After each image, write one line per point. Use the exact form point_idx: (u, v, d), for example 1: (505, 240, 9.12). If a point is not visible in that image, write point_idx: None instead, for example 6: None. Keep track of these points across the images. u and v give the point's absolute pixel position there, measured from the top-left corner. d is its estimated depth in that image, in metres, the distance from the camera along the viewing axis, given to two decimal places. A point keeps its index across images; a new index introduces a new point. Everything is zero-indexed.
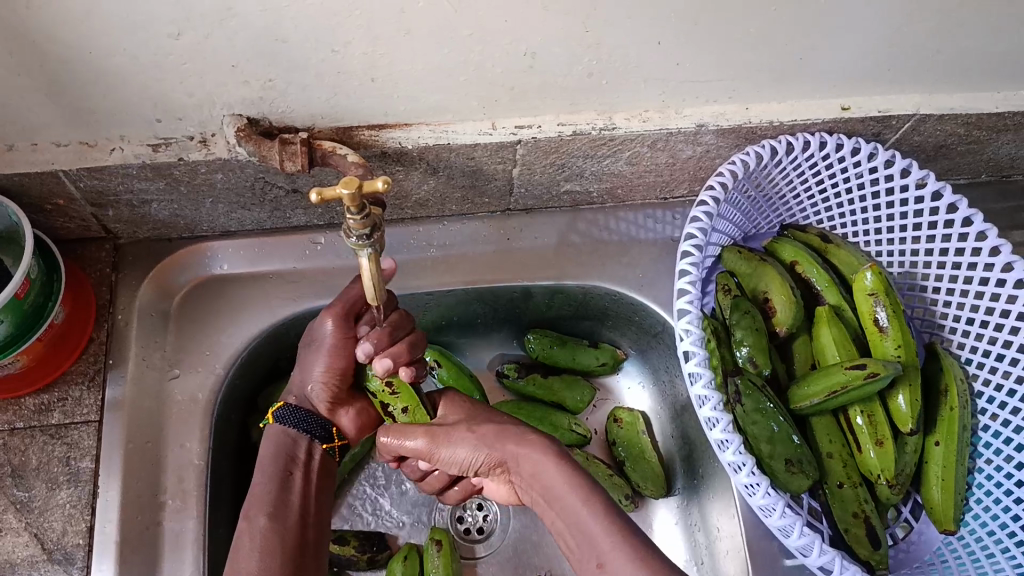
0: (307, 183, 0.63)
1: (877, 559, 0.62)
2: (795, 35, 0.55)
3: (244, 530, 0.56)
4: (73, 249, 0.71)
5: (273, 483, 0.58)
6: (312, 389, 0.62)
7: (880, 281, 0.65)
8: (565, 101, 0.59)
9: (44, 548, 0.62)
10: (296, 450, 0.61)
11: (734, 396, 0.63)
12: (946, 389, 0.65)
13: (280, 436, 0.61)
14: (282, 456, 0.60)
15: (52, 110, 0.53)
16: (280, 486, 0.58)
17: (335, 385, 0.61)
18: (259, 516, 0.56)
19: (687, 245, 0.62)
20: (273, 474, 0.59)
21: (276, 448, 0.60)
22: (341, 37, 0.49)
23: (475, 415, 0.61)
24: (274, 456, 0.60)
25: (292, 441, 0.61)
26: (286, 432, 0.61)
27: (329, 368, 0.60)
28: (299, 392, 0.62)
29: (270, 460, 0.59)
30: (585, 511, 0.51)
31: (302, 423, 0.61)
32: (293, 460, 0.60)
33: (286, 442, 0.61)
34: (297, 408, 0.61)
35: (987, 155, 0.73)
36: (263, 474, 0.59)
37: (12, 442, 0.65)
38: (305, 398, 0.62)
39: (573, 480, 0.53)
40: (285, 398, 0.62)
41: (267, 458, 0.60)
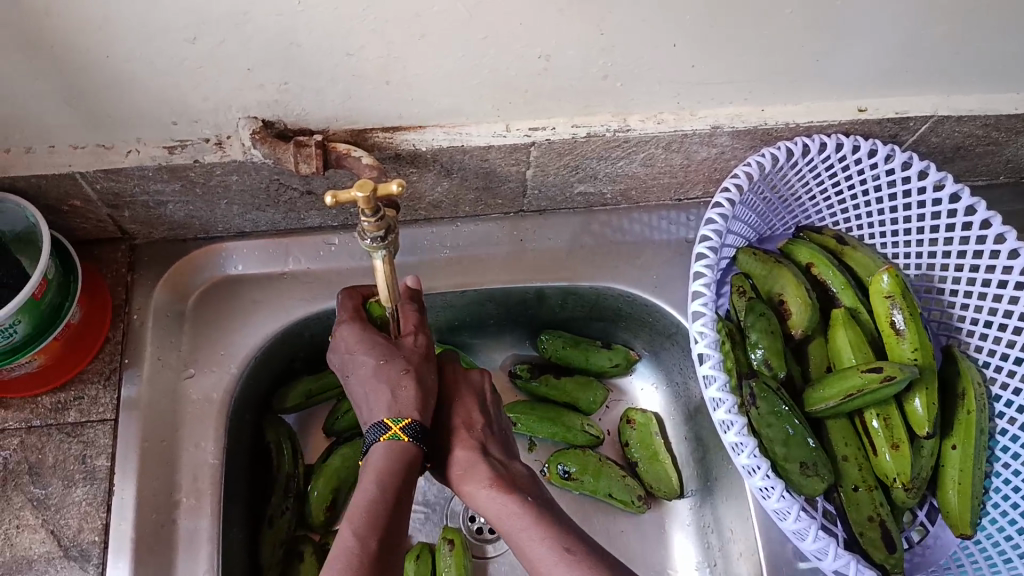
0: (321, 185, 0.63)
1: (892, 562, 0.62)
2: (811, 37, 0.54)
3: (349, 544, 0.49)
4: (89, 249, 0.72)
5: (387, 502, 0.52)
6: (430, 398, 0.57)
7: (897, 283, 0.64)
8: (580, 103, 0.59)
9: (60, 546, 0.63)
10: (418, 463, 0.55)
11: (749, 399, 0.63)
12: (963, 393, 0.64)
13: (405, 450, 0.54)
14: (398, 473, 0.53)
15: (69, 112, 0.53)
16: (392, 510, 0.52)
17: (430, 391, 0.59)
18: (368, 537, 0.50)
19: (702, 247, 0.62)
20: (389, 496, 0.52)
21: (393, 465, 0.53)
22: (356, 41, 0.49)
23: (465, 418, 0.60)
24: (390, 471, 0.53)
25: (410, 459, 0.54)
26: (419, 449, 0.55)
27: (431, 375, 0.58)
28: (421, 405, 0.56)
29: (389, 479, 0.52)
30: (527, 537, 0.53)
31: (424, 438, 0.56)
32: (408, 482, 0.53)
33: (403, 459, 0.54)
34: (421, 420, 0.56)
35: (1005, 156, 0.73)
36: (375, 489, 0.52)
37: (29, 440, 0.66)
38: (424, 407, 0.57)
39: (514, 508, 0.54)
40: (407, 412, 0.55)
41: (386, 474, 0.53)
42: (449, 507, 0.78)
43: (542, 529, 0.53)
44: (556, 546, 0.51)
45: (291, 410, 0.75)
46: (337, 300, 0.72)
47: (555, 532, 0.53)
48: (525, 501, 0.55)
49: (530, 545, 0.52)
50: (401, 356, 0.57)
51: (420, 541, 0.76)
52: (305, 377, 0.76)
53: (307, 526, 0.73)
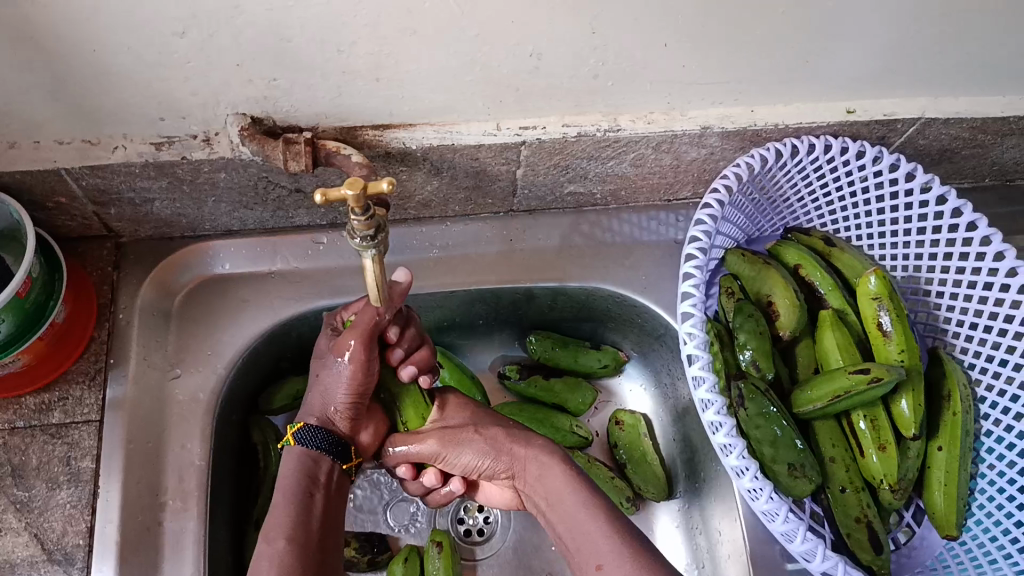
0: (311, 183, 0.63)
1: (878, 564, 0.62)
2: (801, 38, 0.54)
3: (263, 555, 0.50)
4: (74, 247, 0.71)
5: (296, 503, 0.53)
6: (337, 412, 0.57)
7: (884, 285, 0.65)
8: (571, 103, 0.59)
9: (43, 549, 0.62)
10: (318, 471, 0.56)
11: (737, 400, 0.63)
12: (949, 394, 0.64)
13: (301, 456, 0.55)
14: (304, 474, 0.55)
15: (55, 108, 0.53)
16: (302, 508, 0.53)
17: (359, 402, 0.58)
18: (278, 539, 0.51)
19: (691, 248, 0.62)
20: (295, 496, 0.53)
21: (296, 469, 0.55)
22: (347, 37, 0.49)
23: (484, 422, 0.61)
24: (295, 475, 0.54)
25: (312, 463, 0.55)
26: (306, 454, 0.55)
27: (353, 387, 0.56)
28: (325, 413, 0.57)
29: (291, 481, 0.54)
30: (583, 517, 0.53)
31: (331, 447, 0.56)
32: (316, 481, 0.55)
33: (307, 464, 0.55)
34: (321, 427, 0.56)
35: (990, 159, 0.73)
36: (283, 494, 0.53)
37: (12, 441, 0.65)
38: (330, 418, 0.57)
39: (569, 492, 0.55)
40: (305, 417, 0.57)
41: (287, 477, 0.54)
42: (437, 509, 0.78)
43: (596, 504, 0.53)
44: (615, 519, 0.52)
45: (279, 411, 0.75)
46: (326, 299, 0.71)
47: (611, 512, 0.53)
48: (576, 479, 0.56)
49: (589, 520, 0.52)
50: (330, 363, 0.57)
51: (408, 543, 0.76)
52: (292, 377, 0.75)
53: None
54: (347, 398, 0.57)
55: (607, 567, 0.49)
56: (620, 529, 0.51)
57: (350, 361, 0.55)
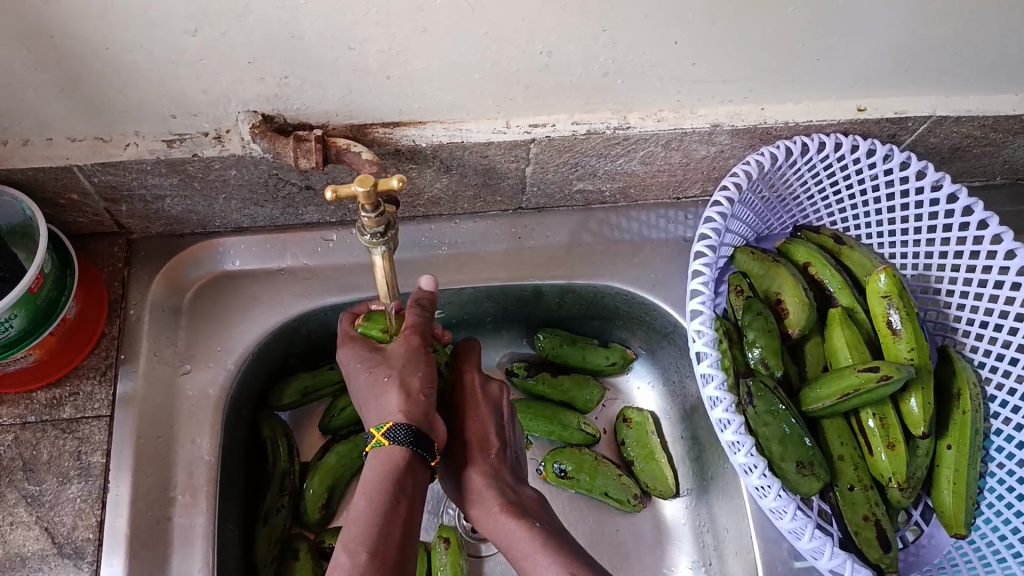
0: (320, 180, 0.63)
1: (887, 562, 0.62)
2: (813, 36, 0.54)
3: (343, 564, 0.49)
4: (85, 243, 0.71)
5: (376, 512, 0.51)
6: (421, 403, 0.55)
7: (894, 284, 0.64)
8: (580, 100, 0.59)
9: (54, 542, 0.62)
10: (409, 473, 0.53)
11: (746, 397, 0.63)
12: (959, 392, 0.64)
13: (394, 458, 0.53)
14: (391, 481, 0.52)
15: (67, 104, 0.53)
16: (387, 515, 0.51)
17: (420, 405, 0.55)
18: (359, 550, 0.49)
19: (701, 245, 0.62)
20: (381, 502, 0.51)
21: (383, 473, 0.53)
22: (358, 35, 0.49)
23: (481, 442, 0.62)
24: (383, 481, 0.52)
25: (402, 466, 0.53)
26: (406, 451, 0.53)
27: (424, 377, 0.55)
28: (410, 407, 0.54)
29: (382, 487, 0.52)
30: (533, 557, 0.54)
31: (420, 442, 0.54)
32: (402, 488, 0.52)
33: (396, 467, 0.53)
34: (414, 426, 0.54)
35: (1001, 158, 0.73)
36: (368, 499, 0.52)
37: (23, 436, 0.65)
38: (414, 412, 0.54)
39: (524, 538, 0.56)
40: (391, 418, 0.54)
41: (374, 484, 0.52)
42: (444, 506, 0.78)
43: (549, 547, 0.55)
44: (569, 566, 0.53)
45: (288, 406, 0.75)
46: (335, 296, 0.71)
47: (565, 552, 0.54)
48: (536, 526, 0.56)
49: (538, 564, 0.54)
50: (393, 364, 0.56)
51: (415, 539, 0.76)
52: (302, 373, 0.76)
53: (303, 523, 0.73)
54: (424, 389, 0.55)
55: None
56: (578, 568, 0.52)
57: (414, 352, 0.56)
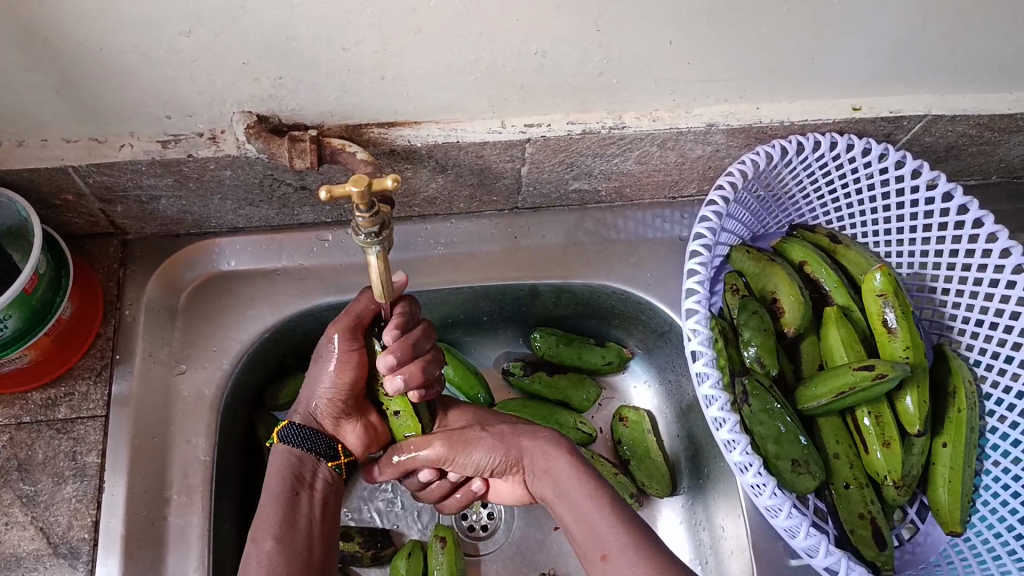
0: (316, 180, 0.63)
1: (882, 560, 0.62)
2: (808, 36, 0.54)
3: (253, 554, 0.52)
4: (80, 244, 0.71)
5: (278, 505, 0.54)
6: (323, 408, 0.58)
7: (890, 282, 0.65)
8: (576, 100, 0.59)
9: (49, 543, 0.62)
10: (302, 469, 0.57)
11: (741, 396, 0.63)
12: (954, 390, 0.65)
13: (287, 456, 0.57)
14: (289, 474, 0.56)
15: (61, 105, 0.53)
16: (288, 507, 0.55)
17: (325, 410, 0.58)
18: (266, 538, 0.53)
19: (696, 245, 0.62)
20: (280, 493, 0.55)
21: (283, 467, 0.57)
22: (353, 36, 0.49)
23: (501, 422, 0.62)
24: (280, 473, 0.56)
25: (297, 461, 0.57)
26: (289, 452, 0.58)
27: (337, 382, 0.57)
28: (309, 409, 0.59)
29: (277, 478, 0.56)
30: (591, 508, 0.54)
31: (309, 442, 0.58)
32: (300, 480, 0.57)
33: (292, 462, 0.57)
34: (302, 426, 0.58)
35: (997, 157, 0.73)
36: (269, 493, 0.55)
37: (18, 436, 0.65)
38: (311, 415, 0.59)
39: (580, 482, 0.56)
40: (290, 417, 0.59)
41: (271, 479, 0.56)
42: (440, 505, 0.78)
43: (610, 499, 0.54)
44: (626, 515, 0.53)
45: (283, 408, 0.75)
46: (331, 296, 0.71)
47: (623, 508, 0.54)
48: (587, 471, 0.57)
49: (595, 511, 0.53)
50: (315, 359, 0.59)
51: (411, 538, 0.76)
52: (298, 374, 0.76)
53: None
54: (331, 392, 0.57)
55: (613, 558, 0.50)
56: (637, 530, 0.52)
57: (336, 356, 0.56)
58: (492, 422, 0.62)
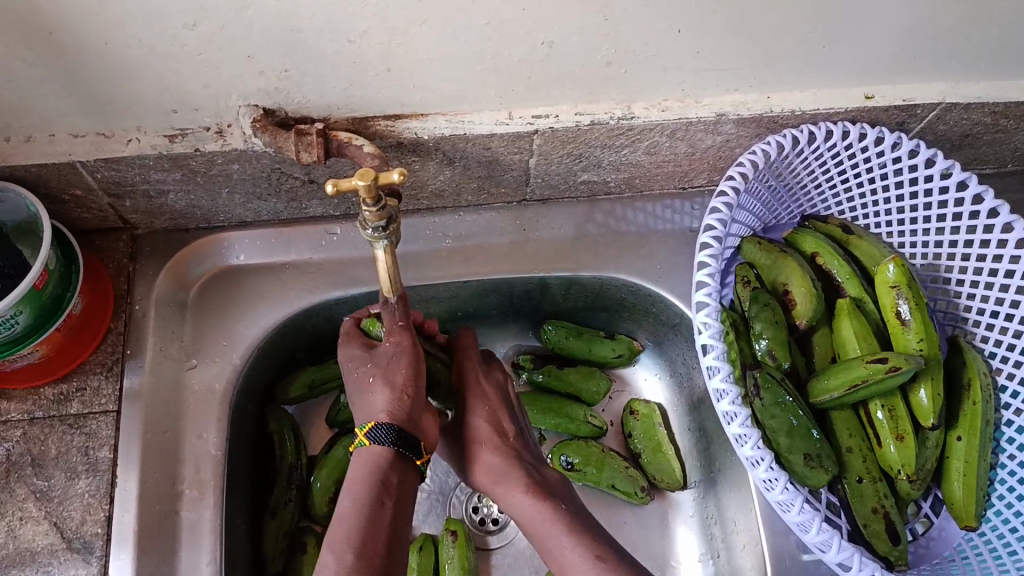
0: (323, 174, 0.63)
1: (896, 555, 0.61)
2: (820, 22, 0.54)
3: (329, 567, 0.49)
4: (90, 240, 0.71)
5: (362, 514, 0.51)
6: (406, 398, 0.55)
7: (903, 274, 0.64)
8: (584, 91, 0.58)
9: (63, 537, 0.63)
10: (390, 475, 0.53)
11: (753, 390, 0.62)
12: (969, 383, 0.64)
13: (377, 457, 0.53)
14: (377, 483, 0.52)
15: (68, 100, 0.53)
16: (370, 519, 0.51)
17: (404, 405, 0.55)
18: (345, 551, 0.49)
19: (706, 237, 0.61)
20: (365, 505, 0.51)
21: (369, 473, 0.53)
22: (358, 27, 0.49)
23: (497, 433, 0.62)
24: (367, 481, 0.52)
25: (386, 465, 0.53)
26: (388, 451, 0.54)
27: (408, 372, 0.55)
28: (394, 405, 0.54)
29: (362, 486, 0.52)
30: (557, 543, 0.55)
31: (403, 441, 0.54)
32: (387, 487, 0.53)
33: (379, 466, 0.53)
34: (395, 425, 0.54)
35: (1012, 144, 0.72)
36: (353, 502, 0.52)
37: (32, 432, 0.65)
38: (398, 408, 0.55)
39: (545, 516, 0.57)
40: (374, 418, 0.54)
41: (354, 487, 0.52)
42: (450, 499, 0.78)
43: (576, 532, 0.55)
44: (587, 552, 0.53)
45: (294, 402, 0.75)
46: (340, 290, 0.71)
47: (588, 531, 0.55)
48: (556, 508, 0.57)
49: (563, 554, 0.54)
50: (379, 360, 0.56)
51: (423, 532, 0.76)
52: (308, 367, 0.76)
53: (311, 517, 0.73)
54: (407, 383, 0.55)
55: None
56: (606, 552, 0.53)
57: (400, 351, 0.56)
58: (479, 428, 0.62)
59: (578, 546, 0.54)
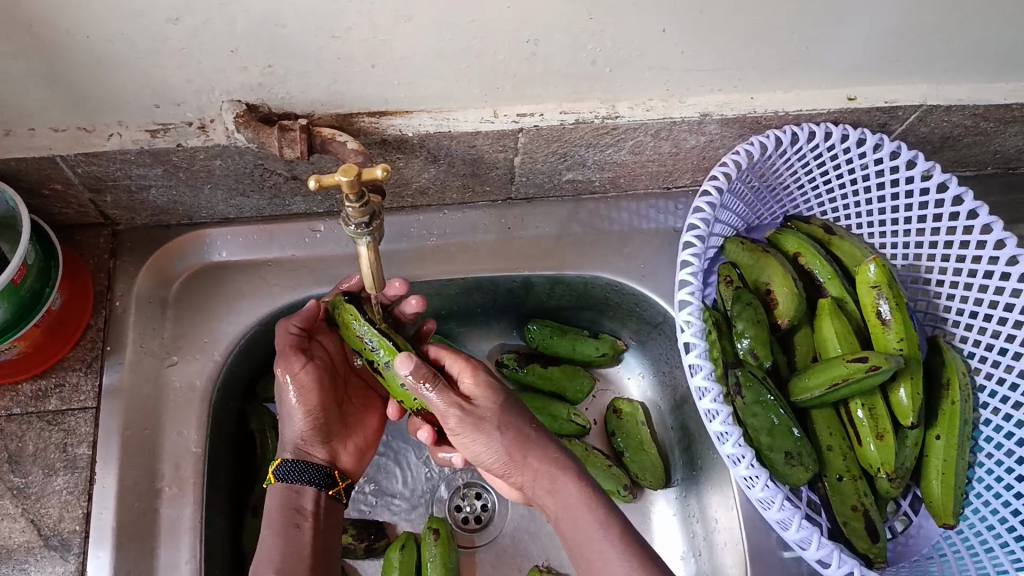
0: (306, 170, 0.63)
1: (875, 552, 0.61)
2: (804, 24, 0.54)
3: None
4: (70, 235, 0.71)
5: (281, 536, 0.57)
6: (305, 438, 0.62)
7: (884, 274, 0.64)
8: (569, 89, 0.58)
9: (40, 535, 0.62)
10: (302, 501, 0.59)
11: (734, 388, 0.63)
12: (948, 382, 0.64)
13: (281, 492, 0.59)
14: (288, 509, 0.58)
15: (48, 93, 0.52)
16: (289, 539, 0.57)
17: (306, 444, 0.62)
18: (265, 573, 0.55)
19: (690, 236, 0.62)
20: (281, 529, 0.57)
21: (279, 504, 0.59)
22: (343, 23, 0.48)
23: (517, 416, 0.58)
24: (279, 509, 0.58)
25: (296, 494, 0.59)
26: (292, 485, 0.59)
27: (302, 407, 0.61)
28: (295, 442, 0.62)
29: (275, 515, 0.58)
30: (598, 539, 0.53)
31: (307, 472, 0.60)
32: (302, 511, 0.59)
33: (291, 496, 0.59)
34: (296, 461, 0.60)
35: (992, 147, 0.73)
36: (271, 527, 0.58)
37: (9, 428, 0.65)
38: (303, 446, 0.62)
39: (586, 509, 0.54)
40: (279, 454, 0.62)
41: (271, 515, 0.58)
42: (434, 496, 0.78)
43: (618, 529, 0.54)
44: (628, 554, 0.52)
45: (276, 400, 0.74)
46: (324, 287, 0.71)
47: (629, 530, 0.54)
48: (598, 502, 0.55)
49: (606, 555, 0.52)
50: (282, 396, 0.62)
51: (405, 530, 0.76)
52: None
53: None
54: (305, 423, 0.61)
55: None
56: (647, 560, 0.52)
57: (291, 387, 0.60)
58: (515, 420, 0.57)
59: (622, 547, 0.52)
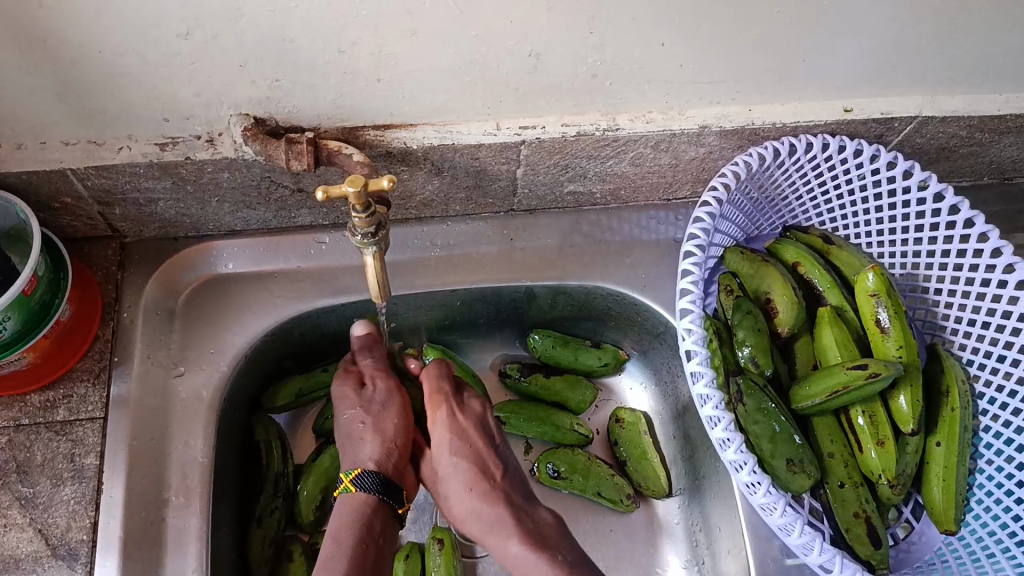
0: (312, 182, 0.64)
1: (878, 558, 0.62)
2: (801, 37, 0.55)
3: None
4: (79, 247, 0.72)
5: (351, 555, 0.60)
6: (391, 449, 0.66)
7: (882, 282, 0.65)
8: (570, 102, 0.60)
9: (48, 544, 0.62)
10: (373, 520, 0.63)
11: (736, 396, 0.63)
12: (948, 390, 0.65)
13: (364, 501, 0.63)
14: (365, 523, 0.62)
15: (60, 108, 0.54)
16: (359, 557, 0.60)
17: (388, 457, 0.66)
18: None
19: (690, 245, 0.63)
20: (355, 543, 0.61)
21: (359, 515, 0.63)
22: (348, 37, 0.49)
23: (464, 464, 0.67)
24: (356, 522, 0.62)
25: (370, 510, 0.63)
26: (371, 496, 0.63)
27: (398, 419, 0.67)
28: (378, 455, 0.65)
29: (350, 526, 0.62)
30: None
31: (387, 486, 0.64)
32: (370, 533, 0.62)
33: (365, 511, 0.63)
34: (378, 472, 0.64)
35: (988, 158, 0.74)
36: (343, 541, 0.61)
37: (17, 438, 0.65)
38: (385, 456, 0.66)
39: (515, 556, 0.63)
40: (361, 465, 0.65)
41: (343, 530, 0.61)
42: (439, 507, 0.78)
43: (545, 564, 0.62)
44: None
45: (282, 409, 0.75)
46: (330, 298, 0.72)
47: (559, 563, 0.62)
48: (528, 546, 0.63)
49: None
50: (370, 411, 0.67)
51: (409, 541, 0.76)
52: (295, 376, 0.76)
53: (298, 526, 0.73)
54: (396, 435, 0.67)
55: None
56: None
57: (392, 403, 0.68)
58: (458, 469, 0.67)
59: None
